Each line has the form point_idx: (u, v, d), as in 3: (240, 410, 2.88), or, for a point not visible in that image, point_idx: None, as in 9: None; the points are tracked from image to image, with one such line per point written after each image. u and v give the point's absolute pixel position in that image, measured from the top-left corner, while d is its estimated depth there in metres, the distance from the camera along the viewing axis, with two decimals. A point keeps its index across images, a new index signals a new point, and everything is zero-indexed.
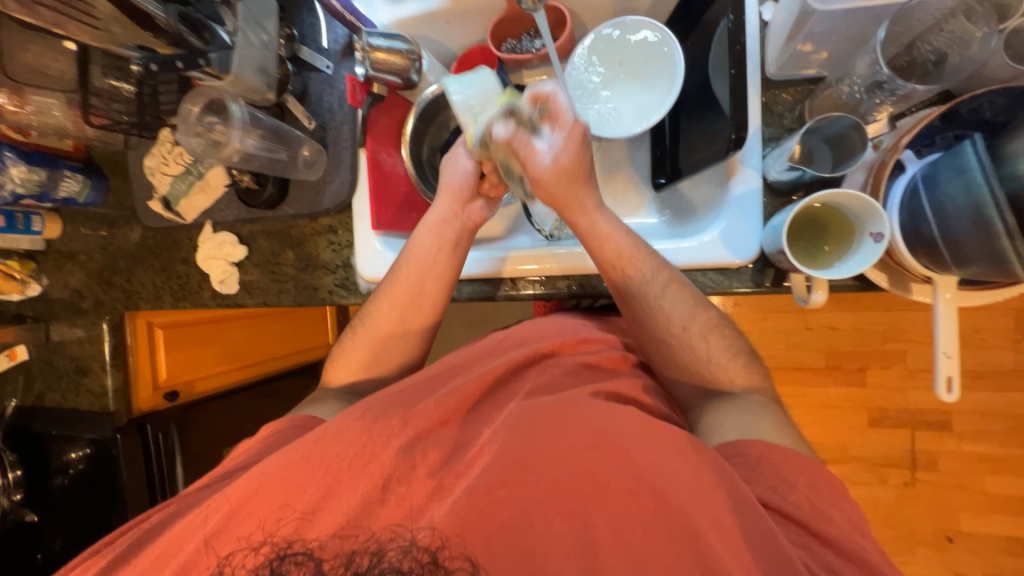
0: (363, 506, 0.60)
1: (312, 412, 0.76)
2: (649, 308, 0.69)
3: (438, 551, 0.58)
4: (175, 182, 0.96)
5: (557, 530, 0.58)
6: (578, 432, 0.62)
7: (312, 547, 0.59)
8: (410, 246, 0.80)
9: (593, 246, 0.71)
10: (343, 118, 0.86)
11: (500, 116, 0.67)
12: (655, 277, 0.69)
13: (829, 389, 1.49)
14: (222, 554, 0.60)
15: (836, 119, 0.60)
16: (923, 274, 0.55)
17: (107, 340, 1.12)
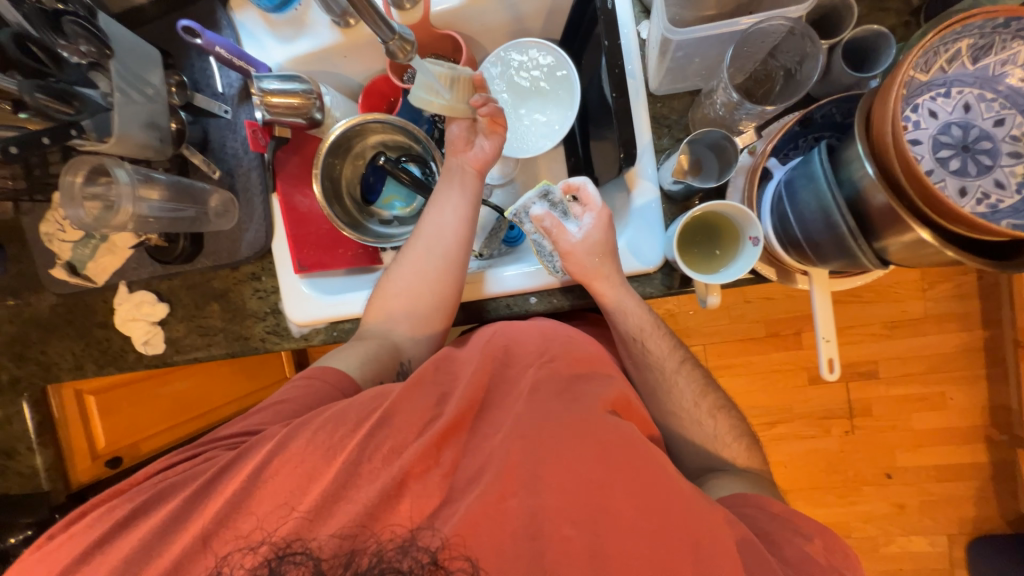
0: (378, 504, 0.54)
1: (337, 365, 0.73)
2: (664, 383, 0.74)
3: (439, 549, 0.53)
4: (77, 248, 0.91)
5: (569, 497, 0.55)
6: (587, 445, 0.58)
7: (310, 547, 0.53)
8: (403, 281, 0.77)
9: (615, 317, 0.72)
10: (249, 164, 0.84)
11: (536, 199, 0.76)
12: (668, 358, 0.74)
13: (771, 355, 1.59)
14: (221, 554, 0.54)
15: (708, 133, 0.65)
16: (799, 267, 0.60)
17: (29, 417, 1.05)
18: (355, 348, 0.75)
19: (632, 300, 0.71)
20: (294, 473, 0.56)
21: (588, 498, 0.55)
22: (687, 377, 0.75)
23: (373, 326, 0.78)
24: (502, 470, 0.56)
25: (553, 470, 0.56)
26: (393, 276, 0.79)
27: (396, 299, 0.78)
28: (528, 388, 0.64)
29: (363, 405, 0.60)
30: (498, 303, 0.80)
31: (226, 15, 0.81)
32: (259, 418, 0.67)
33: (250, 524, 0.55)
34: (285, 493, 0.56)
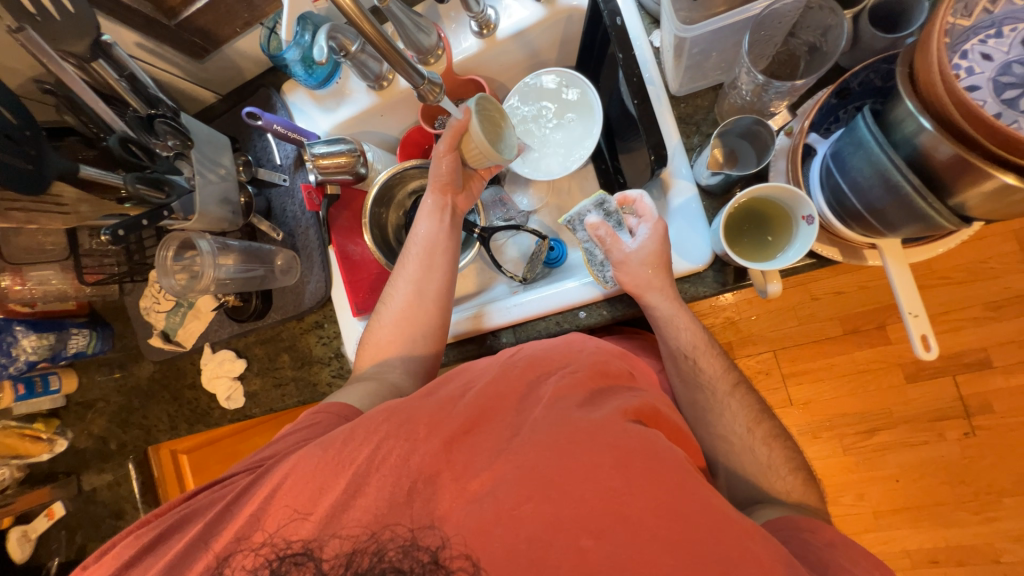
0: (387, 506, 0.53)
1: (347, 400, 0.71)
2: (715, 406, 0.69)
3: (440, 548, 0.52)
4: (169, 316, 1.02)
5: (578, 505, 0.51)
6: (604, 449, 0.53)
7: (311, 548, 0.54)
8: (399, 317, 0.79)
9: (666, 334, 0.71)
10: (307, 223, 0.93)
11: (592, 207, 0.79)
12: (718, 378, 0.70)
13: (855, 354, 1.44)
14: (222, 555, 0.55)
15: (739, 121, 0.64)
16: (867, 241, 0.56)
17: (136, 478, 1.16)
18: (356, 388, 0.74)
19: (683, 313, 0.70)
20: (308, 484, 0.56)
21: (581, 505, 0.51)
22: (743, 401, 0.70)
23: (368, 367, 0.79)
24: (515, 478, 0.53)
25: (565, 476, 0.52)
26: (384, 312, 0.80)
27: (393, 341, 0.78)
28: (550, 394, 0.59)
29: (368, 421, 0.58)
30: (548, 321, 0.80)
31: (280, 98, 0.92)
32: (268, 450, 0.65)
33: (257, 529, 0.56)
34: (295, 503, 0.56)
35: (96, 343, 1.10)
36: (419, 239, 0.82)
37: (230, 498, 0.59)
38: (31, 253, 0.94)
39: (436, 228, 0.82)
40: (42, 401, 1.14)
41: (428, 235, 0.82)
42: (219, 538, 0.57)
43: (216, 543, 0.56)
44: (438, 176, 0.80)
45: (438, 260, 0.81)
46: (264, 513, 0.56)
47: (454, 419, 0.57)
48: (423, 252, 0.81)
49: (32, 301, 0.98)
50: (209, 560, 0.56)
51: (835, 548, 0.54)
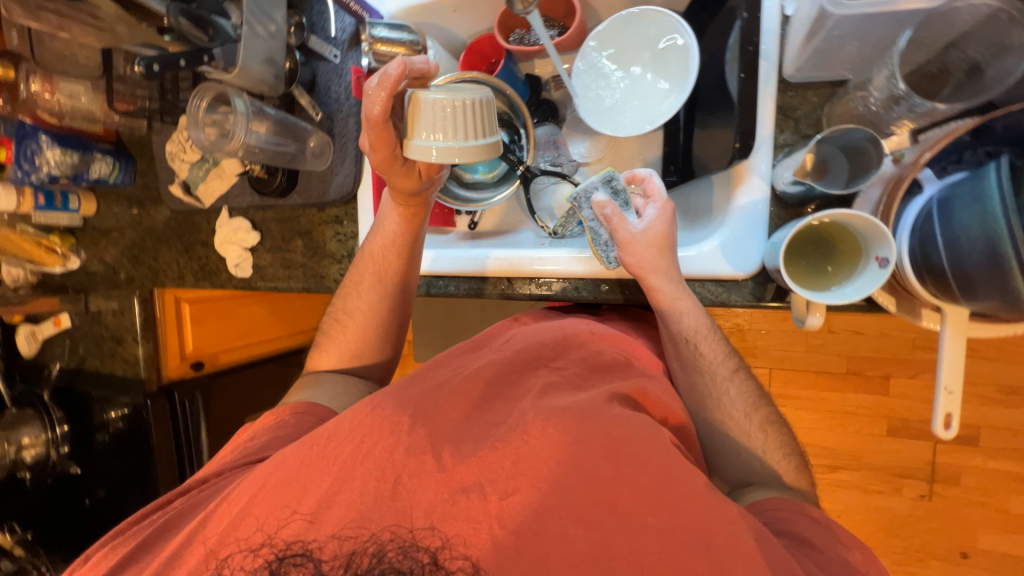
0: (373, 500, 0.50)
1: (309, 398, 0.71)
2: (714, 391, 0.68)
3: (438, 548, 0.48)
4: (193, 169, 1.00)
5: (563, 494, 0.50)
6: (593, 438, 0.52)
7: (311, 548, 0.49)
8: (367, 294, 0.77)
9: (669, 317, 0.68)
10: (348, 109, 0.87)
11: (599, 184, 0.73)
12: (715, 355, 0.68)
13: (849, 395, 1.43)
14: (221, 556, 0.51)
15: (852, 131, 0.56)
16: (932, 302, 0.51)
17: (138, 313, 1.20)
18: (321, 386, 0.74)
19: (678, 293, 0.67)
20: (291, 482, 0.52)
21: (566, 492, 0.50)
22: (741, 387, 0.68)
23: (348, 363, 0.79)
24: (504, 472, 0.51)
25: (558, 476, 0.50)
26: (340, 324, 0.79)
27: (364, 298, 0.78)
28: (537, 389, 0.58)
29: (353, 413, 0.55)
30: (567, 285, 0.78)
31: None
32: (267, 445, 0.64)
33: (251, 525, 0.51)
34: (284, 503, 0.51)
35: (118, 173, 1.09)
36: (364, 250, 0.78)
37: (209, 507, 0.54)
38: (61, 60, 0.88)
39: (387, 238, 0.77)
40: (61, 216, 1.15)
41: (378, 247, 0.77)
42: (199, 544, 0.52)
43: (206, 535, 0.52)
44: (394, 189, 0.72)
45: (390, 274, 0.77)
46: (245, 514, 0.52)
47: (450, 407, 0.56)
48: (366, 263, 0.77)
49: (60, 114, 0.97)
50: (200, 554, 0.51)
51: (813, 525, 0.56)
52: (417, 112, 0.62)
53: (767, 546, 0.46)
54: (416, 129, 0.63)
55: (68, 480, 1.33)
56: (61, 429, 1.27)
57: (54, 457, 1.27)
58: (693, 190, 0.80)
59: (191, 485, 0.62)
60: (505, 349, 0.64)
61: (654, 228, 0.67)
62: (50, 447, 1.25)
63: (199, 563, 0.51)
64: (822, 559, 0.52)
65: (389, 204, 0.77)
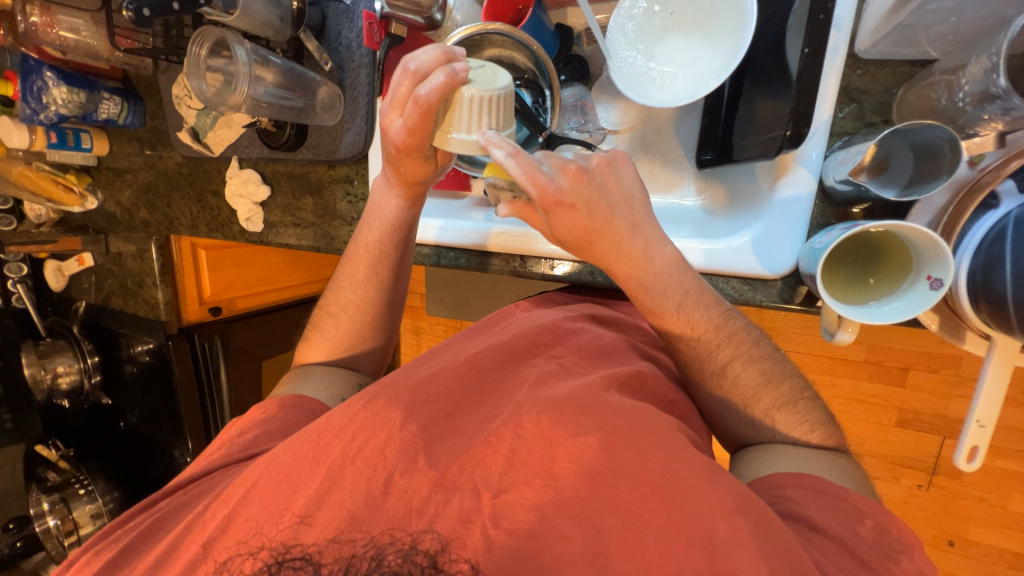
0: (365, 499, 0.47)
1: (300, 390, 0.71)
2: (722, 378, 0.58)
3: (438, 552, 0.44)
4: (200, 116, 0.96)
5: (562, 490, 0.46)
6: (585, 427, 0.48)
7: (310, 553, 0.46)
8: (365, 283, 0.76)
9: (659, 321, 0.59)
10: (360, 59, 0.80)
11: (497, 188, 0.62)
12: (717, 352, 0.58)
13: (863, 383, 1.37)
14: (220, 560, 0.48)
15: (931, 129, 0.48)
16: (982, 329, 0.47)
17: (156, 259, 1.22)
18: (312, 377, 0.73)
19: (676, 287, 0.57)
20: (281, 481, 0.50)
21: (556, 488, 0.46)
22: (756, 375, 0.57)
23: (345, 356, 0.78)
24: (500, 467, 0.48)
25: (555, 472, 0.47)
26: (332, 318, 0.78)
27: (361, 282, 0.76)
28: (533, 378, 0.56)
29: (346, 409, 0.54)
30: (582, 269, 0.75)
31: None
32: (263, 441, 0.62)
33: (251, 527, 0.49)
34: (272, 504, 0.49)
35: (127, 114, 1.05)
36: (359, 238, 0.75)
37: (203, 505, 0.54)
38: None
39: (385, 229, 0.73)
40: (75, 155, 1.14)
41: (373, 238, 0.74)
42: (193, 542, 0.51)
43: (192, 542, 0.51)
44: (404, 174, 0.66)
45: (376, 267, 0.75)
46: (237, 510, 0.50)
47: (444, 398, 0.54)
48: (361, 254, 0.75)
49: (63, 50, 0.91)
50: (196, 548, 0.50)
51: (817, 499, 0.48)
52: (454, 108, 0.55)
53: (769, 535, 0.42)
54: (454, 124, 0.55)
55: (104, 409, 1.41)
56: (91, 359, 1.35)
57: (86, 386, 1.35)
58: (732, 173, 0.73)
59: (180, 485, 0.60)
60: (505, 334, 0.63)
61: (554, 185, 0.51)
62: (82, 376, 1.33)
63: (196, 557, 0.49)
64: (830, 545, 0.45)
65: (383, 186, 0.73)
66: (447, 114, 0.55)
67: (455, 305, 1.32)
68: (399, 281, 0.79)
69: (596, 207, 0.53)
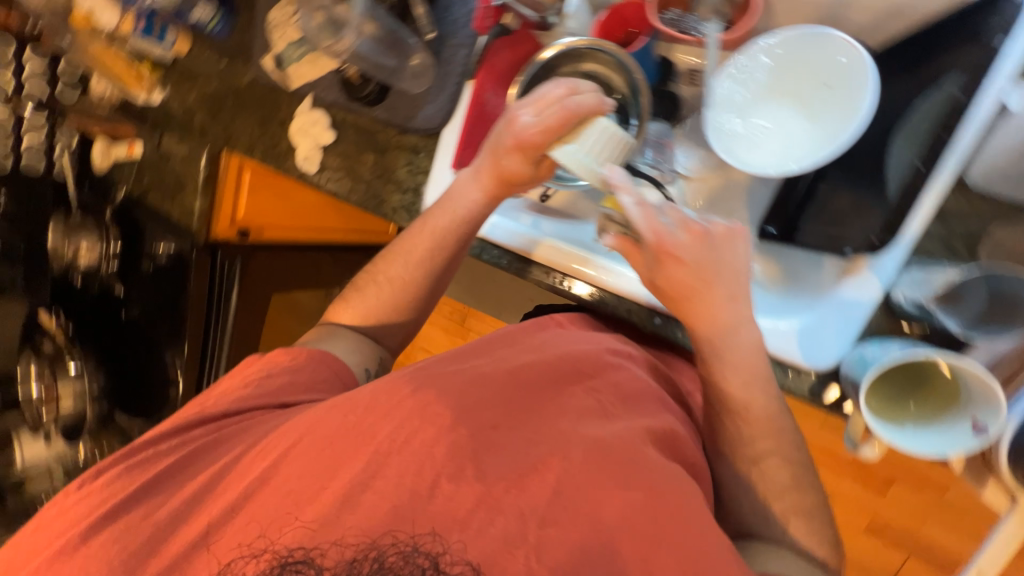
0: (406, 501, 0.49)
1: (331, 350, 0.73)
2: (748, 466, 0.59)
3: (440, 557, 0.47)
4: (290, 48, 0.96)
5: (561, 516, 0.48)
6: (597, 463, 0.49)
7: (319, 550, 0.48)
8: (421, 260, 0.76)
9: (714, 389, 0.60)
10: (462, 39, 0.81)
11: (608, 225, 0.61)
12: (757, 440, 0.58)
13: (843, 483, 1.36)
14: (242, 525, 0.51)
15: (1023, 280, 0.50)
16: (1010, 486, 0.47)
17: (204, 168, 1.22)
18: (342, 340, 0.75)
19: (748, 359, 0.57)
20: (324, 454, 0.53)
21: (564, 514, 0.48)
22: (782, 475, 0.58)
23: (367, 323, 0.78)
24: (507, 478, 0.49)
25: (560, 497, 0.48)
26: (376, 284, 0.78)
27: (417, 260, 0.76)
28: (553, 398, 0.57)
29: (393, 390, 0.55)
30: (620, 303, 0.75)
31: None
32: (295, 396, 0.66)
33: (279, 487, 0.52)
34: (308, 477, 0.52)
35: (218, 24, 1.07)
36: (419, 228, 0.76)
37: (241, 450, 0.57)
38: None
39: (455, 219, 0.74)
40: (156, 47, 1.17)
41: (442, 224, 0.74)
42: (232, 486, 0.54)
43: (229, 493, 0.54)
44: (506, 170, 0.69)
45: (429, 255, 0.76)
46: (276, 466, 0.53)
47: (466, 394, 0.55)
48: (425, 234, 0.75)
49: None
50: (233, 497, 0.53)
51: None
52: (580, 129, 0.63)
53: None
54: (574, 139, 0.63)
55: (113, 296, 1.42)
56: (114, 245, 1.37)
57: (104, 269, 1.37)
58: None
59: (215, 417, 0.64)
60: (549, 352, 0.63)
61: (674, 238, 0.55)
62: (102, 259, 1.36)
63: (228, 508, 0.53)
64: None
65: (471, 174, 0.73)
66: (576, 131, 0.63)
67: (477, 293, 1.34)
68: (450, 265, 0.77)
69: (706, 269, 0.55)
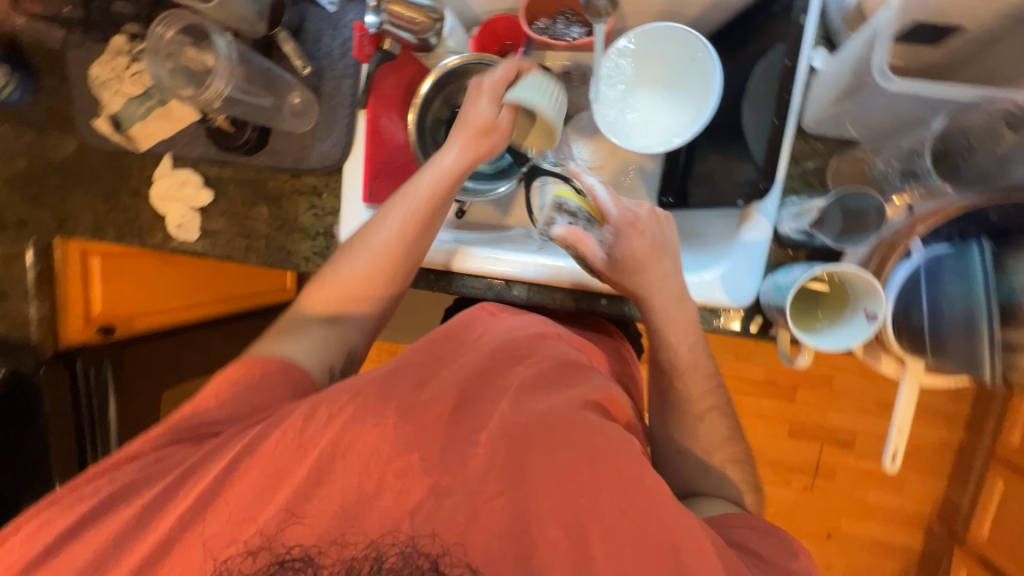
0: (358, 498, 0.49)
1: (280, 349, 0.63)
2: (689, 425, 0.68)
3: (439, 556, 0.48)
4: (129, 103, 0.82)
5: (547, 501, 0.49)
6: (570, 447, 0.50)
7: (312, 554, 0.48)
8: (376, 280, 0.68)
9: (659, 347, 0.67)
10: (343, 69, 0.78)
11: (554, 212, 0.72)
12: (701, 400, 0.68)
13: (761, 400, 1.46)
14: (217, 562, 0.48)
15: (865, 196, 0.62)
16: (899, 355, 0.59)
17: (30, 264, 0.95)
18: (299, 334, 0.65)
19: (682, 315, 0.66)
20: (267, 476, 0.49)
21: (547, 500, 0.49)
22: (716, 424, 0.68)
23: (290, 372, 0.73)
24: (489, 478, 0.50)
25: (541, 484, 0.49)
26: (319, 310, 0.67)
27: (378, 276, 0.68)
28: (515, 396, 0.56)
29: (333, 397, 0.51)
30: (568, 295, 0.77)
31: None
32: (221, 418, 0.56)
33: (248, 524, 0.49)
34: (251, 503, 0.49)
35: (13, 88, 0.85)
36: (374, 240, 0.67)
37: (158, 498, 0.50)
38: None
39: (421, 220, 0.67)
40: None
41: (405, 229, 0.67)
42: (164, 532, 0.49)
43: (158, 536, 0.49)
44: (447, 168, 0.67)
45: (392, 274, 0.68)
46: (224, 490, 0.49)
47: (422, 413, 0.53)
48: (386, 239, 0.67)
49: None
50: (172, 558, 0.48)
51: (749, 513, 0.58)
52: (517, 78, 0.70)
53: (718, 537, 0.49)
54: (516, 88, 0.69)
55: None
56: None
57: None
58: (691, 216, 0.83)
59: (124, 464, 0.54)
60: (487, 343, 0.62)
61: (633, 209, 0.64)
62: None
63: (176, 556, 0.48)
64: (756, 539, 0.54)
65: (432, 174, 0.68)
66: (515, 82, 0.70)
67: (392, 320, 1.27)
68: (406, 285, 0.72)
69: (659, 240, 0.64)
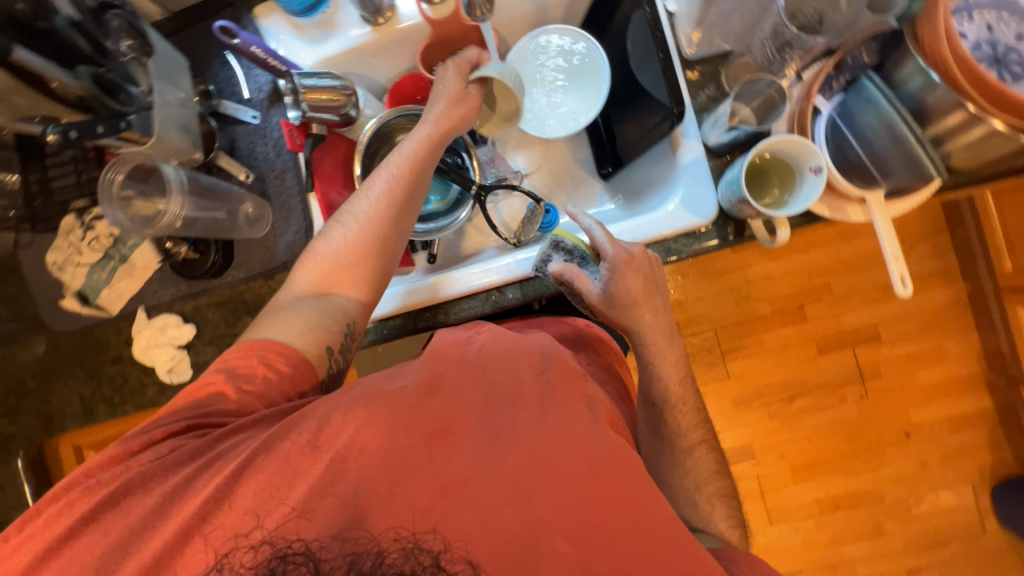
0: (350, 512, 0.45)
1: (274, 331, 0.61)
2: (681, 456, 0.68)
3: (440, 551, 0.43)
4: (92, 273, 0.84)
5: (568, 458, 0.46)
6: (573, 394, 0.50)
7: (311, 547, 0.44)
8: (354, 287, 0.67)
9: (648, 377, 0.69)
10: (283, 165, 0.83)
11: (550, 250, 0.74)
12: (691, 433, 0.69)
13: (781, 331, 1.33)
14: (220, 551, 0.45)
15: (757, 81, 0.71)
16: (858, 193, 0.63)
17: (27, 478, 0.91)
18: (283, 316, 0.63)
19: (672, 354, 0.68)
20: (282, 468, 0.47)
21: (566, 455, 0.46)
22: (705, 456, 0.69)
23: None
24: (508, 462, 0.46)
25: (558, 446, 0.47)
26: (301, 311, 0.64)
27: (359, 274, 0.68)
28: None
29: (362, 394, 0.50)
30: None
31: (252, 22, 0.82)
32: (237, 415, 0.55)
33: (247, 518, 0.45)
34: (261, 494, 0.46)
35: None
36: (358, 211, 0.69)
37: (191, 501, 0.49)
38: None
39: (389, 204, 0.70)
40: None
41: (375, 208, 0.69)
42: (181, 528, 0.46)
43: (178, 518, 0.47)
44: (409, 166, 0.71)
45: (370, 276, 0.68)
46: (235, 489, 0.47)
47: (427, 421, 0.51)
48: (362, 224, 0.68)
49: None
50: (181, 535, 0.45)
51: None
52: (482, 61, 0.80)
53: None
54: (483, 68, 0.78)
55: None
56: None
57: None
58: (631, 172, 0.90)
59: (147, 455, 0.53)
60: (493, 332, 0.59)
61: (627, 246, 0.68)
62: None
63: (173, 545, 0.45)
64: None
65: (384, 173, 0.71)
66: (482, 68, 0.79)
67: None
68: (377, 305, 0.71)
69: (653, 275, 0.67)
